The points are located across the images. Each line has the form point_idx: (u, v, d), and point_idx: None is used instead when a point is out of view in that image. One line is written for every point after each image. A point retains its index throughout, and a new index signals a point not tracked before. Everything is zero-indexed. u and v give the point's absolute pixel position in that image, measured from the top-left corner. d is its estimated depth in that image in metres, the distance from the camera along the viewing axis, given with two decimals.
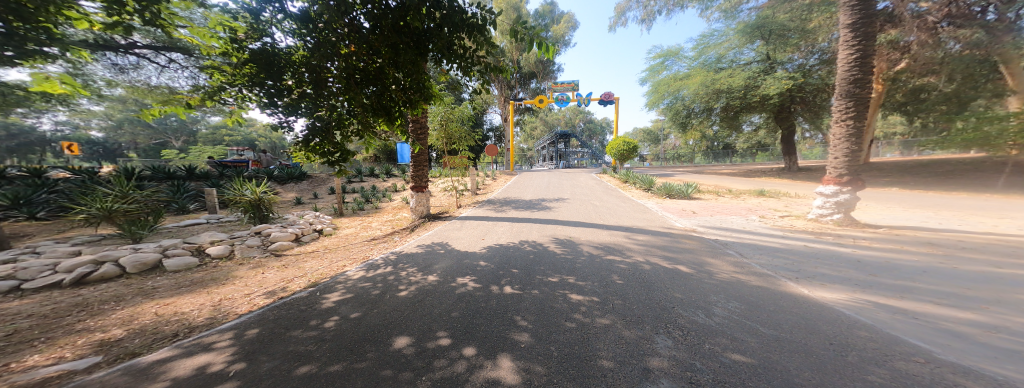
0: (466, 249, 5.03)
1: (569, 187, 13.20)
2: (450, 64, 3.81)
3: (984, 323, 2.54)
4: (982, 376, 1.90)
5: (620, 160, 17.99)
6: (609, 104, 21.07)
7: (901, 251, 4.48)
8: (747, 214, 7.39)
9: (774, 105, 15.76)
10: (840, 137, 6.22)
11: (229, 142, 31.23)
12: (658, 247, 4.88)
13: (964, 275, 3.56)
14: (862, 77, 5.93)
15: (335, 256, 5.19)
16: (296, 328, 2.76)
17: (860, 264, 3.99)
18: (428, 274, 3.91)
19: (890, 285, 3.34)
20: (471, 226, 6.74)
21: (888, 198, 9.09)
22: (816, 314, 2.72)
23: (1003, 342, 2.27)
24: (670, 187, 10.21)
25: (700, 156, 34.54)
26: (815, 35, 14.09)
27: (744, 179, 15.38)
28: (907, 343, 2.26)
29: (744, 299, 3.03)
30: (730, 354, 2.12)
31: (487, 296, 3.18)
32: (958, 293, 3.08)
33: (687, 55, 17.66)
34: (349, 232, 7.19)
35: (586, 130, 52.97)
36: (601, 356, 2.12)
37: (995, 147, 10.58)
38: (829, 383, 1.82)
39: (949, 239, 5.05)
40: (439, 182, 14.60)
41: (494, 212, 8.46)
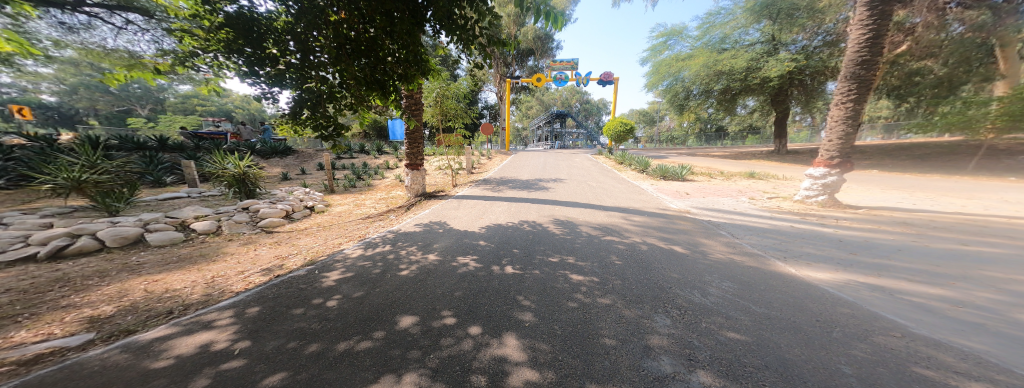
0: (466, 228, 5.07)
1: (566, 168, 13.23)
2: (450, 36, 3.62)
3: (953, 299, 2.76)
4: (950, 348, 2.08)
5: (615, 141, 17.92)
6: (608, 84, 20.69)
7: (879, 230, 4.73)
8: (738, 196, 7.58)
9: (772, 86, 15.72)
10: (837, 119, 6.33)
11: (202, 113, 29.52)
12: (653, 228, 5.01)
13: (935, 253, 3.81)
14: (869, 58, 5.92)
15: (331, 234, 5.15)
16: (298, 306, 2.79)
17: (842, 243, 4.20)
18: (429, 254, 3.94)
19: (868, 264, 3.55)
20: (468, 206, 6.73)
21: (870, 181, 9.43)
22: (802, 292, 2.90)
23: (969, 316, 2.48)
24: (665, 169, 10.33)
25: (692, 138, 34.74)
26: (823, 15, 13.89)
27: (736, 162, 15.65)
28: (884, 319, 2.45)
29: (736, 278, 3.18)
30: (726, 333, 2.25)
31: (489, 275, 3.25)
32: (930, 271, 3.30)
33: (691, 35, 17.51)
34: (342, 210, 7.11)
35: (580, 109, 52.24)
36: (604, 334, 2.22)
37: (974, 131, 10.92)
38: (818, 359, 1.96)
39: (922, 218, 5.34)
40: (434, 161, 14.39)
41: (491, 191, 8.46)
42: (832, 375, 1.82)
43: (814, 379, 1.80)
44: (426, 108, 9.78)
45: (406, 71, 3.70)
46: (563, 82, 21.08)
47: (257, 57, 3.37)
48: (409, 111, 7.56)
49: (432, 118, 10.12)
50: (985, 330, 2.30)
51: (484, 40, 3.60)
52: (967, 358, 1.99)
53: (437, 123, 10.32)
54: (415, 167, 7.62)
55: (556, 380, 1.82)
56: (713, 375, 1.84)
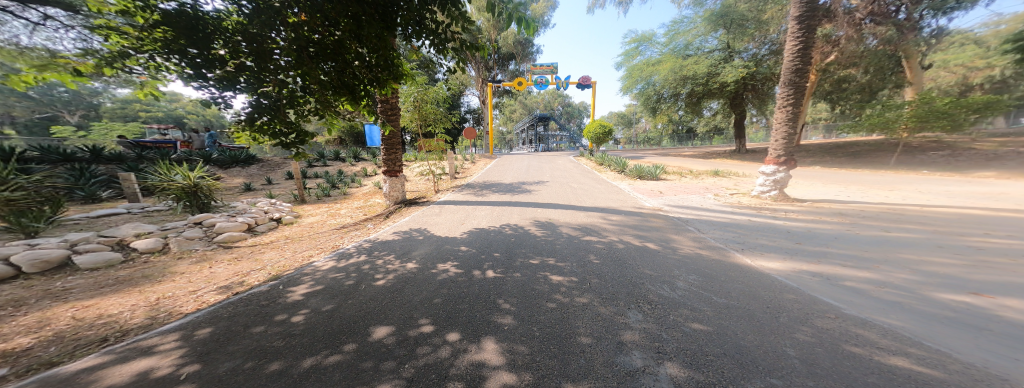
0: (448, 234, 4.99)
1: (549, 170, 13.43)
2: (422, 40, 3.65)
3: (877, 280, 3.13)
4: (873, 326, 2.36)
5: (596, 143, 18.47)
6: (586, 88, 21.40)
7: (820, 221, 5.26)
8: (704, 193, 8.08)
9: (728, 91, 17.08)
10: (780, 122, 6.94)
11: (145, 120, 26.79)
12: (630, 226, 5.22)
13: (864, 240, 4.30)
14: (802, 67, 6.61)
15: (301, 246, 4.86)
16: (258, 324, 2.61)
17: (790, 234, 4.63)
18: (408, 262, 3.84)
19: (811, 252, 3.94)
20: (450, 211, 6.64)
21: (815, 176, 10.45)
22: (756, 281, 3.16)
23: (889, 295, 2.83)
24: (641, 169, 10.79)
25: (666, 139, 36.68)
26: (768, 26, 15.31)
27: (702, 161, 16.75)
28: (822, 302, 2.73)
29: (701, 271, 3.39)
30: (691, 324, 2.39)
31: (470, 280, 3.22)
32: (859, 256, 3.73)
33: (658, 42, 18.58)
34: (314, 220, 6.76)
35: (562, 114, 53.98)
36: (580, 333, 2.28)
37: (891, 130, 12.40)
38: (767, 343, 2.13)
39: (856, 209, 6.00)
40: (414, 168, 14.06)
41: (474, 196, 8.40)
42: (778, 357, 1.98)
43: (764, 362, 1.95)
44: (403, 112, 9.42)
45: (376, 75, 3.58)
46: (544, 86, 21.50)
47: (203, 59, 3.12)
48: (384, 120, 7.34)
49: (410, 123, 9.78)
50: (901, 308, 2.63)
51: (458, 44, 3.62)
52: (887, 334, 2.26)
53: (416, 128, 10.02)
54: (393, 173, 7.40)
55: (534, 382, 1.83)
56: (680, 367, 1.93)
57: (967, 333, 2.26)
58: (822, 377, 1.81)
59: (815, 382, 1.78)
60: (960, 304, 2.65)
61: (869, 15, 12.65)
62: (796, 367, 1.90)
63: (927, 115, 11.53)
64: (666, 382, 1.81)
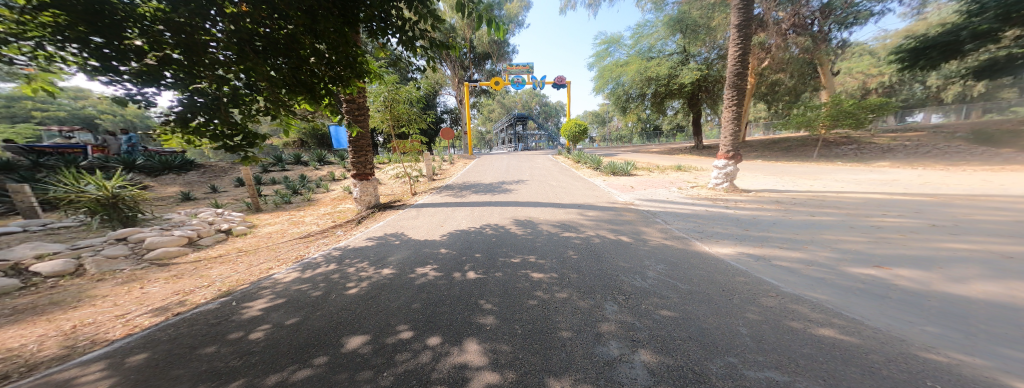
0: (426, 237, 4.86)
1: (528, 169, 13.55)
2: (390, 36, 3.55)
3: (807, 260, 3.58)
4: (806, 301, 2.71)
5: (572, 141, 18.84)
6: (562, 88, 21.85)
7: (763, 208, 5.89)
8: (669, 187, 8.65)
9: (686, 92, 18.50)
10: (727, 120, 7.63)
11: (46, 121, 22.70)
12: (605, 221, 5.44)
13: (798, 224, 4.89)
14: (742, 71, 7.34)
15: (258, 258, 4.44)
16: (208, 344, 2.34)
17: (740, 222, 5.14)
18: (384, 267, 3.68)
19: (755, 237, 4.42)
20: (428, 214, 6.46)
21: (760, 169, 11.65)
22: (713, 266, 3.47)
23: (816, 273, 3.26)
24: (614, 166, 11.28)
25: (637, 136, 38.62)
26: (716, 32, 16.52)
27: (666, 157, 17.94)
28: (765, 282, 3.08)
29: (668, 260, 3.65)
30: (661, 311, 2.57)
31: (450, 283, 3.17)
32: (794, 239, 4.24)
33: (625, 44, 19.56)
34: (272, 230, 6.19)
35: (541, 113, 56.48)
36: (561, 327, 2.35)
37: (811, 127, 14.24)
38: (725, 324, 2.36)
39: (792, 197, 6.79)
40: (387, 171, 13.47)
41: (453, 197, 8.25)
42: (734, 337, 2.19)
43: (722, 342, 2.14)
44: (372, 114, 8.94)
45: (338, 74, 3.37)
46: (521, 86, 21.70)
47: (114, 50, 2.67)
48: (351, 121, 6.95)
49: (381, 125, 9.30)
50: (826, 283, 3.04)
51: (427, 42, 3.55)
52: (817, 307, 2.61)
53: (387, 129, 9.56)
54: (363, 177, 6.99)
55: (517, 379, 1.85)
56: (653, 353, 2.05)
57: (875, 302, 2.67)
58: (769, 351, 2.03)
59: (764, 357, 1.99)
60: (869, 277, 3.12)
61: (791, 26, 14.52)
62: (747, 344, 2.11)
63: (837, 114, 13.38)
64: (640, 368, 1.91)
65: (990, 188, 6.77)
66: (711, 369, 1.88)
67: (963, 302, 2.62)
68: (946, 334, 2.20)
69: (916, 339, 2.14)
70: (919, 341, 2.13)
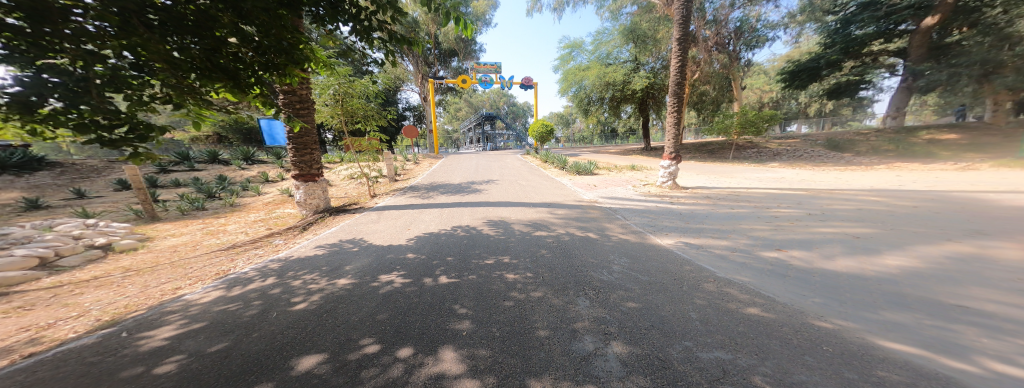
0: (391, 242, 4.54)
1: (497, 169, 13.45)
2: (340, 22, 3.34)
3: (732, 247, 4.19)
4: (733, 283, 3.18)
5: (540, 141, 19.05)
6: (530, 89, 21.96)
7: (699, 203, 6.70)
8: (625, 185, 9.31)
9: (637, 98, 19.60)
10: (670, 125, 8.49)
11: None
12: (573, 219, 5.63)
13: (725, 216, 5.67)
14: (681, 81, 8.24)
15: (159, 277, 3.67)
16: (95, 385, 1.87)
17: (682, 215, 5.78)
18: (340, 278, 3.37)
19: (692, 228, 5.02)
20: (390, 217, 6.08)
21: (696, 168, 13.22)
22: (665, 257, 3.85)
23: (739, 258, 3.83)
24: (578, 165, 11.71)
25: (597, 138, 39.14)
26: (661, 44, 18.31)
27: (622, 157, 19.23)
28: (703, 268, 3.53)
29: (629, 254, 3.93)
30: (627, 303, 2.75)
31: (421, 289, 3.01)
32: (723, 229, 4.92)
33: (587, 49, 20.36)
34: (179, 242, 5.16)
35: (508, 113, 58.07)
36: (538, 327, 2.37)
37: (726, 132, 16.59)
38: (678, 310, 2.63)
39: (722, 193, 7.81)
40: (340, 173, 12.27)
41: (419, 198, 7.85)
42: (686, 322, 2.46)
43: (679, 327, 2.38)
44: (320, 108, 7.98)
45: (270, 59, 2.96)
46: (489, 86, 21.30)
47: None
48: (291, 116, 6.26)
49: (331, 120, 8.34)
50: (747, 266, 3.60)
51: (385, 35, 3.44)
52: (740, 287, 3.10)
53: (339, 125, 8.59)
54: (304, 180, 6.48)
55: (498, 383, 1.82)
56: (623, 344, 2.17)
57: (782, 281, 3.24)
58: (715, 332, 2.33)
59: (712, 338, 2.26)
60: (774, 259, 3.78)
61: (714, 44, 17.03)
62: (697, 327, 2.39)
63: (745, 123, 15.83)
64: (614, 360, 2.01)
65: (857, 184, 8.55)
66: (673, 354, 2.07)
67: (836, 276, 3.33)
68: (828, 303, 2.81)
69: (811, 310, 2.69)
70: (814, 311, 2.67)
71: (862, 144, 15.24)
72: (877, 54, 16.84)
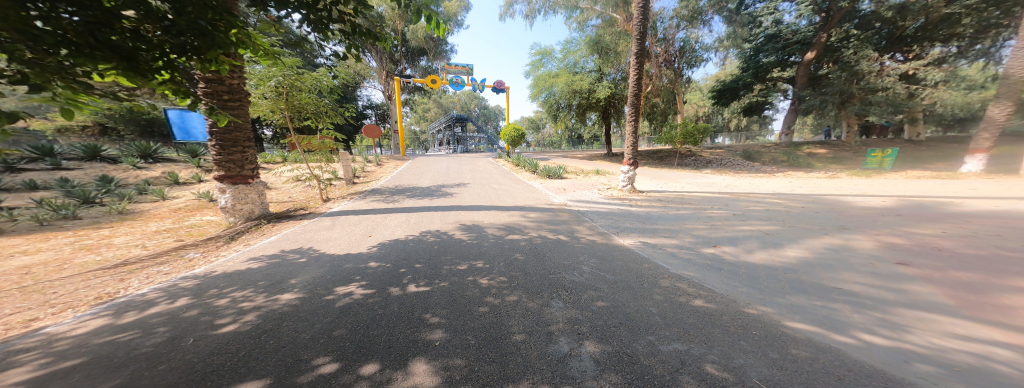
0: (352, 250, 4.18)
1: (468, 172, 13.15)
2: (294, 11, 3.18)
3: (679, 245, 4.59)
4: (680, 278, 3.48)
5: (512, 145, 19.05)
6: (501, 92, 21.99)
7: (654, 206, 7.24)
8: (591, 188, 9.69)
9: (600, 106, 20.61)
10: (629, 132, 8.97)
11: None
12: (545, 222, 5.70)
13: (676, 217, 6.22)
14: (637, 92, 8.78)
15: (4, 307, 2.93)
16: None
17: (639, 217, 6.21)
18: (284, 293, 3.01)
19: (646, 229, 5.40)
20: (346, 223, 5.61)
21: (653, 174, 14.22)
22: (628, 256, 4.09)
23: (686, 254, 4.22)
24: (548, 169, 11.80)
25: (566, 143, 39.95)
26: (621, 56, 19.09)
27: (589, 162, 19.83)
28: (657, 265, 3.81)
29: (598, 254, 4.08)
30: (597, 302, 2.84)
31: (385, 300, 2.81)
32: (672, 229, 5.38)
33: (556, 57, 20.63)
34: (36, 262, 4.14)
35: (479, 115, 58.00)
36: (514, 331, 2.35)
37: (672, 141, 17.99)
38: (641, 306, 2.79)
39: (674, 196, 8.51)
40: (284, 175, 11.03)
41: (382, 202, 7.37)
42: (648, 317, 2.62)
43: (644, 322, 2.53)
44: (258, 101, 7.09)
45: (188, 40, 2.45)
46: (460, 88, 20.84)
47: None
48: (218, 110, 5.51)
49: (273, 115, 7.46)
50: (691, 262, 3.97)
51: (349, 26, 3.46)
52: (685, 281, 3.40)
53: (282, 121, 7.72)
54: (231, 182, 5.73)
55: None
56: (595, 343, 2.24)
57: (718, 274, 3.64)
58: (672, 325, 2.52)
59: (670, 331, 2.44)
60: (712, 255, 4.23)
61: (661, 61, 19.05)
62: (657, 321, 2.56)
63: (686, 134, 17.41)
64: (588, 360, 2.07)
65: (786, 188, 9.82)
66: (639, 349, 2.19)
67: (759, 268, 3.83)
68: (753, 292, 3.21)
69: (741, 299, 3.05)
70: (743, 300, 3.04)
71: (768, 155, 17.94)
72: (776, 80, 19.98)
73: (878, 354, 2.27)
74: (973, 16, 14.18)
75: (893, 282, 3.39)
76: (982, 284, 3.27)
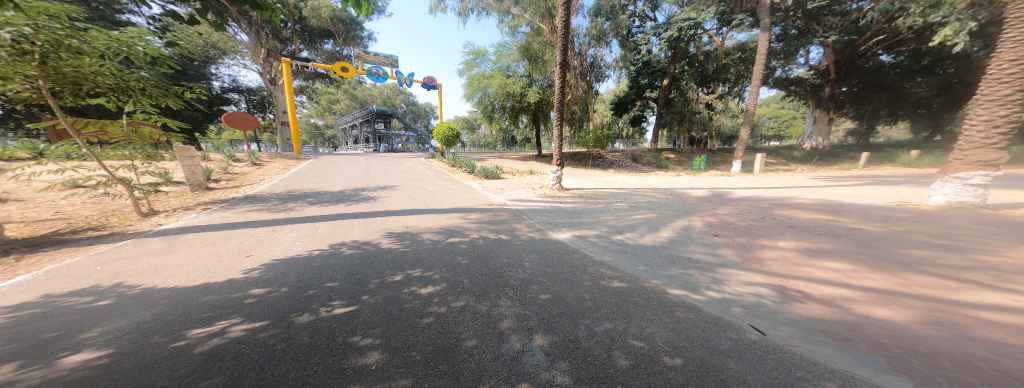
0: (222, 279, 3.33)
1: (397, 173, 12.16)
2: None
3: (598, 235, 5.07)
4: (602, 263, 3.86)
5: (445, 145, 18.18)
6: (432, 89, 20.94)
7: (574, 201, 7.86)
8: (527, 187, 10.01)
9: (531, 109, 21.35)
10: (558, 135, 9.51)
11: None
12: (486, 222, 5.63)
13: (592, 210, 6.88)
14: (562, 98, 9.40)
15: None
16: None
17: (567, 212, 6.67)
18: (66, 356, 2.12)
19: (572, 223, 5.81)
20: (224, 241, 4.53)
21: (578, 173, 15.52)
22: (564, 248, 4.35)
23: (606, 243, 4.68)
24: (486, 169, 11.74)
25: (501, 144, 40.20)
26: (547, 65, 20.21)
27: (522, 162, 20.51)
28: (584, 254, 4.16)
29: (539, 250, 4.21)
30: (541, 295, 2.93)
31: (287, 331, 2.35)
32: (594, 221, 5.92)
33: (490, 59, 20.86)
34: None
35: (406, 112, 54.09)
36: (465, 338, 2.25)
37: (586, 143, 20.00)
38: (577, 294, 2.99)
39: (592, 192, 9.42)
40: (34, 182, 7.66)
41: (278, 212, 6.20)
42: (582, 302, 2.83)
43: (579, 307, 2.73)
44: None
45: None
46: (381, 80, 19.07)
47: None
48: None
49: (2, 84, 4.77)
50: (609, 248, 4.44)
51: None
52: (605, 265, 3.80)
53: (26, 93, 5.11)
54: None
55: None
56: (545, 336, 2.30)
57: (626, 256, 4.17)
58: (603, 307, 2.75)
59: (600, 312, 2.67)
60: (622, 241, 4.80)
61: (581, 72, 21.11)
62: (590, 305, 2.78)
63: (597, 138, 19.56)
64: (540, 354, 2.10)
65: (680, 182, 11.86)
66: (580, 334, 2.33)
67: (652, 248, 4.51)
68: (648, 269, 3.76)
69: (641, 276, 3.54)
70: (643, 276, 3.53)
71: (645, 158, 21.38)
72: (647, 99, 24.16)
73: (717, 305, 2.95)
74: (733, 67, 21.20)
75: (719, 250, 4.41)
76: (749, 244, 4.67)
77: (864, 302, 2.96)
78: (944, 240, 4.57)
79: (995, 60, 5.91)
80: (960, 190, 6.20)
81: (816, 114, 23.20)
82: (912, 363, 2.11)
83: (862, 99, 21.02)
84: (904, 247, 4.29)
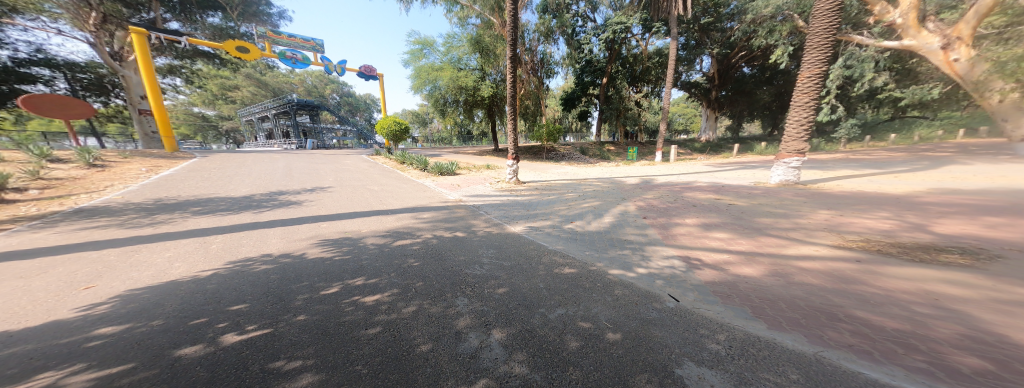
0: (42, 322, 2.58)
1: (333, 172, 11.17)
2: None
3: (551, 225, 5.23)
4: (557, 251, 4.00)
5: (392, 140, 17.12)
6: (371, 78, 19.51)
7: (526, 194, 7.96)
8: (484, 182, 9.92)
9: (485, 103, 21.04)
10: (512, 129, 9.49)
11: None
12: (440, 221, 5.46)
13: (544, 202, 7.05)
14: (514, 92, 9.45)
15: None
16: None
17: (524, 205, 6.77)
18: None
19: (526, 215, 5.90)
20: (85, 266, 3.67)
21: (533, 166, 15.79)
22: (519, 241, 4.41)
23: (561, 232, 4.85)
24: (440, 166, 11.46)
25: (456, 138, 39.20)
26: (499, 60, 20.08)
27: (479, 157, 20.27)
28: (538, 244, 4.25)
29: (496, 245, 4.19)
30: (499, 290, 2.93)
31: (170, 370, 1.99)
32: (547, 213, 6.07)
33: (438, 50, 19.97)
34: None
35: (341, 103, 49.70)
36: (418, 342, 2.16)
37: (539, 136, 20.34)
38: (533, 284, 3.05)
39: (545, 185, 9.64)
40: None
41: (177, 225, 5.27)
42: (536, 291, 2.89)
43: (532, 296, 2.79)
44: None
45: None
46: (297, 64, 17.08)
47: None
48: None
49: None
50: (562, 237, 4.61)
51: None
52: (560, 253, 3.94)
53: None
54: None
55: None
56: (502, 330, 2.30)
57: (576, 243, 4.36)
58: (557, 295, 2.83)
59: (553, 300, 2.75)
60: (574, 229, 5.01)
61: (532, 68, 21.32)
62: (543, 293, 2.85)
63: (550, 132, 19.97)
64: (497, 349, 2.10)
65: (625, 172, 12.73)
66: (536, 323, 2.38)
67: (597, 234, 4.76)
68: (592, 253, 3.98)
69: (588, 260, 3.73)
70: (588, 260, 3.72)
71: (591, 150, 22.46)
72: (590, 97, 25.33)
73: (645, 279, 3.23)
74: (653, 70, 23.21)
75: (649, 231, 4.81)
76: (666, 223, 5.19)
77: (738, 263, 3.52)
78: (779, 208, 5.71)
79: (800, 77, 7.77)
80: (786, 171, 7.94)
81: (706, 112, 26.03)
82: (768, 310, 2.57)
83: (733, 101, 24.79)
84: (776, 219, 5.09)
